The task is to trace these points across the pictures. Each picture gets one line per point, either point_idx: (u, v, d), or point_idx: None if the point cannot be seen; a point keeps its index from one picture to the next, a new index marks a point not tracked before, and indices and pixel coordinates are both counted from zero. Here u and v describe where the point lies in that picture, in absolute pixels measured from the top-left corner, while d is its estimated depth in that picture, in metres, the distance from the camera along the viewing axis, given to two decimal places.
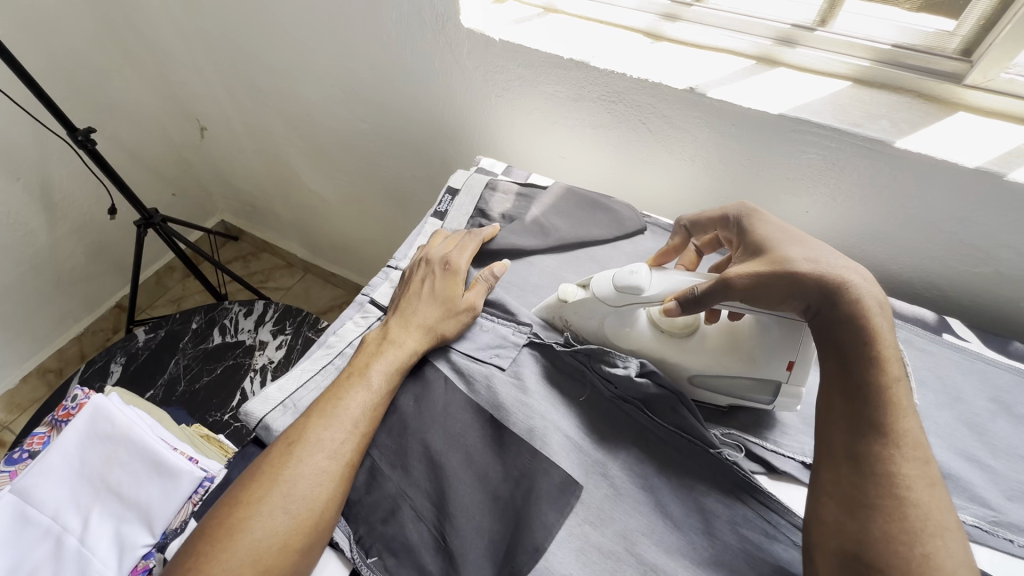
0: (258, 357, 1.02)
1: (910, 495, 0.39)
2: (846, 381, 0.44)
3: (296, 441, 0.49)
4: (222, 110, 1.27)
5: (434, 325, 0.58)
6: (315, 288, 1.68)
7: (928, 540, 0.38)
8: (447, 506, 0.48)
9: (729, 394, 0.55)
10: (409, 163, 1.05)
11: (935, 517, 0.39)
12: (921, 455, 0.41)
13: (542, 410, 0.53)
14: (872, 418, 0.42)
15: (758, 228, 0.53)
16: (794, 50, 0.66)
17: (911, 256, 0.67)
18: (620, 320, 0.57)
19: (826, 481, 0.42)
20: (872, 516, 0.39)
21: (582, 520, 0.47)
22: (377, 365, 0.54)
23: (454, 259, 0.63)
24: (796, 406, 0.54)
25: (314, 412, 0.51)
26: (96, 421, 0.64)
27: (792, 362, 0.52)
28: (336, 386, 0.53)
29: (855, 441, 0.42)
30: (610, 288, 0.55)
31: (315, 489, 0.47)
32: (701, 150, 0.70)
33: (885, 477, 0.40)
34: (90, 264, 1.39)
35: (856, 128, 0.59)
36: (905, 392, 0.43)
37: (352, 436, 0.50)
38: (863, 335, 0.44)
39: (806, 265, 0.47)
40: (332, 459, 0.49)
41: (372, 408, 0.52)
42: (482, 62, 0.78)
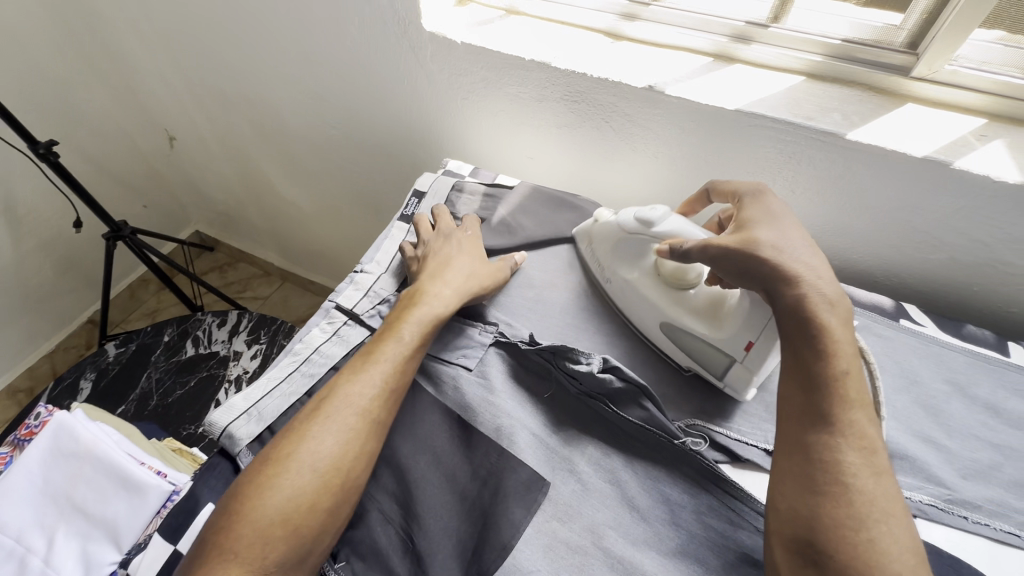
0: (232, 368, 1.01)
1: (855, 482, 0.40)
2: (799, 373, 0.45)
3: (326, 400, 0.50)
4: (190, 120, 1.25)
5: (466, 279, 0.60)
6: (294, 296, 1.67)
7: (874, 525, 0.38)
8: (413, 507, 0.49)
9: (690, 354, 0.57)
10: (380, 168, 1.05)
11: (880, 502, 0.39)
12: (867, 444, 0.42)
13: (508, 409, 0.54)
14: (820, 409, 0.43)
15: (750, 207, 0.53)
16: (749, 46, 0.68)
17: (868, 245, 0.69)
18: (632, 252, 0.62)
19: (779, 469, 0.44)
20: (821, 502, 0.40)
21: (550, 516, 0.47)
22: (410, 321, 0.56)
23: (469, 226, 0.68)
24: (746, 392, 0.54)
25: (346, 370, 0.53)
26: (59, 438, 0.63)
27: (752, 343, 0.52)
28: (370, 343, 0.55)
29: (804, 430, 0.43)
30: (632, 221, 0.60)
31: (344, 442, 0.48)
32: (664, 147, 0.72)
33: (831, 465, 0.41)
34: (58, 280, 1.36)
35: (810, 121, 0.61)
36: (856, 383, 0.44)
37: (381, 391, 0.51)
38: (811, 328, 0.45)
39: (768, 250, 0.48)
40: (359, 416, 0.49)
41: (403, 363, 0.53)
42: (446, 65, 0.78)
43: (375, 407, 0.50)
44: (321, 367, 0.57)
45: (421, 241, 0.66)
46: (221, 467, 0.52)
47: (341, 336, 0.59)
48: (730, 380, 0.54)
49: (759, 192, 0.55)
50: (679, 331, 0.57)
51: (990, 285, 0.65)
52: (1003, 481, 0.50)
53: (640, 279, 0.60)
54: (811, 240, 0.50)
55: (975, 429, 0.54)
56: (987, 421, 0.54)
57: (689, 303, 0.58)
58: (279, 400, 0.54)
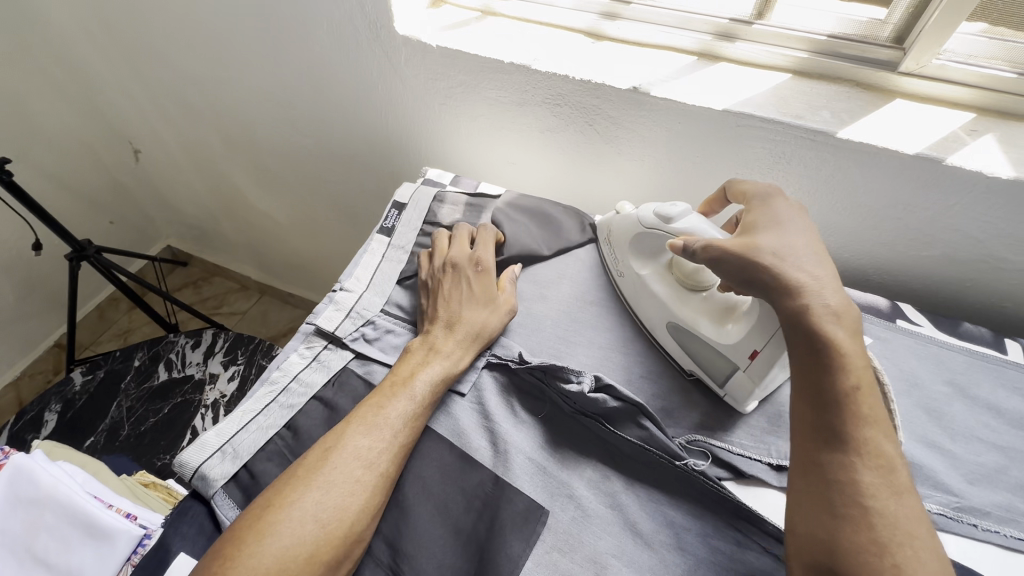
0: (209, 392, 0.96)
1: (876, 504, 0.38)
2: (810, 388, 0.43)
3: (333, 447, 0.47)
4: (156, 131, 1.20)
5: (481, 329, 0.56)
6: (272, 310, 1.61)
7: (898, 550, 0.36)
8: (404, 545, 0.45)
9: (695, 357, 0.55)
10: (357, 176, 1.01)
11: (903, 525, 0.37)
12: (885, 462, 0.40)
13: (505, 433, 0.51)
14: (833, 427, 0.41)
15: (756, 213, 0.51)
16: (733, 44, 0.66)
17: (860, 243, 0.67)
18: (652, 246, 0.60)
19: (794, 490, 0.42)
20: (840, 525, 0.38)
21: (550, 547, 0.44)
22: (423, 374, 0.52)
23: (482, 258, 0.61)
24: (744, 405, 0.52)
25: (353, 417, 0.49)
26: (16, 484, 0.58)
27: (756, 353, 0.50)
28: (377, 393, 0.51)
29: (818, 449, 0.41)
30: (650, 215, 0.58)
31: (348, 499, 0.44)
32: (651, 149, 0.69)
33: (848, 486, 0.39)
34: (20, 303, 1.29)
35: (800, 120, 0.59)
36: (869, 399, 0.41)
37: (391, 447, 0.47)
38: (817, 335, 0.43)
39: (770, 258, 0.46)
40: (368, 470, 0.46)
41: (413, 418, 0.49)
42: (422, 70, 0.75)
43: (383, 461, 0.47)
44: (301, 397, 0.53)
45: (431, 270, 0.61)
46: (193, 511, 0.48)
47: (321, 361, 0.56)
48: (730, 388, 0.52)
49: (770, 198, 0.52)
50: (683, 332, 0.55)
51: (982, 281, 0.64)
52: (1010, 485, 0.49)
53: (653, 274, 0.59)
54: (818, 250, 0.47)
55: (978, 431, 0.52)
56: (989, 423, 0.53)
57: (700, 304, 0.56)
58: (256, 434, 0.51)
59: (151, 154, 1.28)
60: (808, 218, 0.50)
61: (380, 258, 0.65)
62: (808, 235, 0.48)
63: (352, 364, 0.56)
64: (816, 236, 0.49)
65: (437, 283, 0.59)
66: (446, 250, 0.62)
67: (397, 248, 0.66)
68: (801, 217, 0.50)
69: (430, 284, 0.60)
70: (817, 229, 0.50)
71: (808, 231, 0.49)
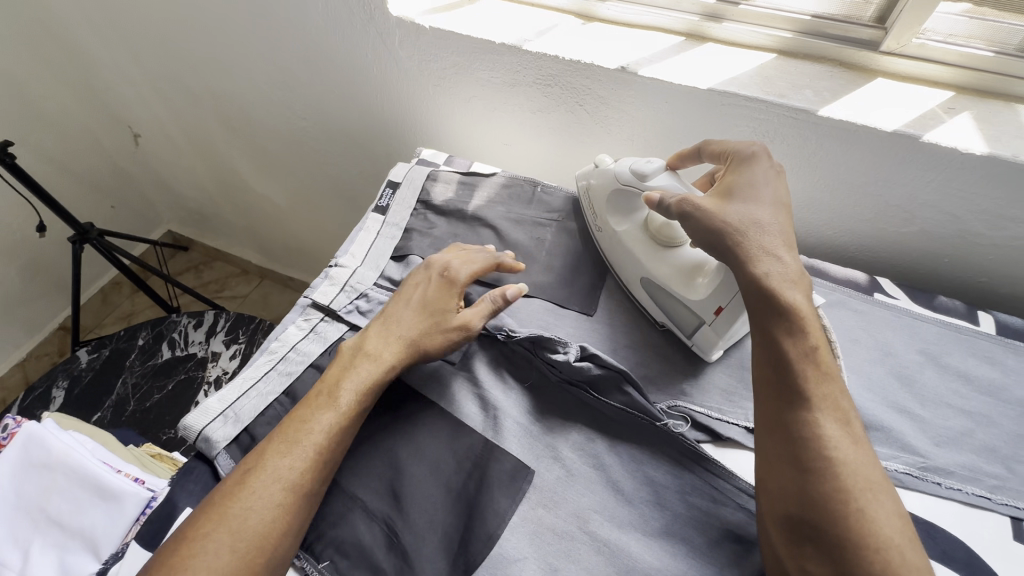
0: (211, 370, 0.99)
1: (838, 454, 0.41)
2: (773, 350, 0.45)
3: (252, 470, 0.46)
4: (155, 114, 1.20)
5: (416, 337, 0.54)
6: (273, 294, 1.64)
7: (860, 495, 0.39)
8: (401, 501, 0.48)
9: (663, 311, 0.58)
10: (353, 158, 1.03)
11: (862, 472, 0.40)
12: (842, 415, 0.43)
13: (497, 400, 0.53)
14: (794, 387, 0.44)
15: (733, 176, 0.53)
16: (720, 25, 0.67)
17: (842, 220, 0.69)
18: (626, 203, 0.61)
19: (765, 447, 0.44)
20: (810, 479, 0.40)
21: (535, 504, 0.47)
22: (350, 382, 0.51)
23: (453, 269, 0.58)
24: (711, 352, 0.55)
25: (275, 435, 0.48)
26: (28, 449, 0.61)
27: (722, 308, 0.52)
28: (304, 405, 0.50)
29: (783, 409, 0.44)
30: (627, 171, 0.59)
31: (268, 520, 0.44)
32: (639, 129, 0.71)
33: (813, 440, 0.42)
34: (26, 286, 1.32)
35: (782, 99, 0.61)
36: (824, 356, 0.45)
37: (313, 464, 0.47)
38: (780, 301, 0.46)
39: (735, 218, 0.49)
40: (290, 486, 0.45)
41: (339, 432, 0.48)
42: (416, 52, 0.76)
43: (304, 482, 0.46)
44: (298, 365, 0.56)
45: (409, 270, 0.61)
46: (198, 470, 0.50)
47: (318, 332, 0.58)
48: (697, 339, 0.56)
49: (750, 161, 0.53)
50: (654, 288, 0.58)
51: (959, 256, 0.66)
52: (974, 447, 0.51)
53: (630, 229, 0.61)
54: (784, 220, 0.50)
55: (947, 396, 0.55)
56: (958, 389, 0.55)
57: (663, 261, 0.58)
58: (256, 400, 0.53)
59: (151, 138, 1.29)
60: (782, 185, 0.52)
61: (375, 235, 0.67)
62: (776, 205, 0.51)
63: (348, 336, 0.58)
64: (784, 205, 0.51)
65: (406, 280, 0.59)
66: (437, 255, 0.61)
67: (391, 226, 0.68)
68: (776, 183, 0.52)
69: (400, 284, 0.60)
70: (784, 196, 0.51)
71: (775, 199, 0.51)
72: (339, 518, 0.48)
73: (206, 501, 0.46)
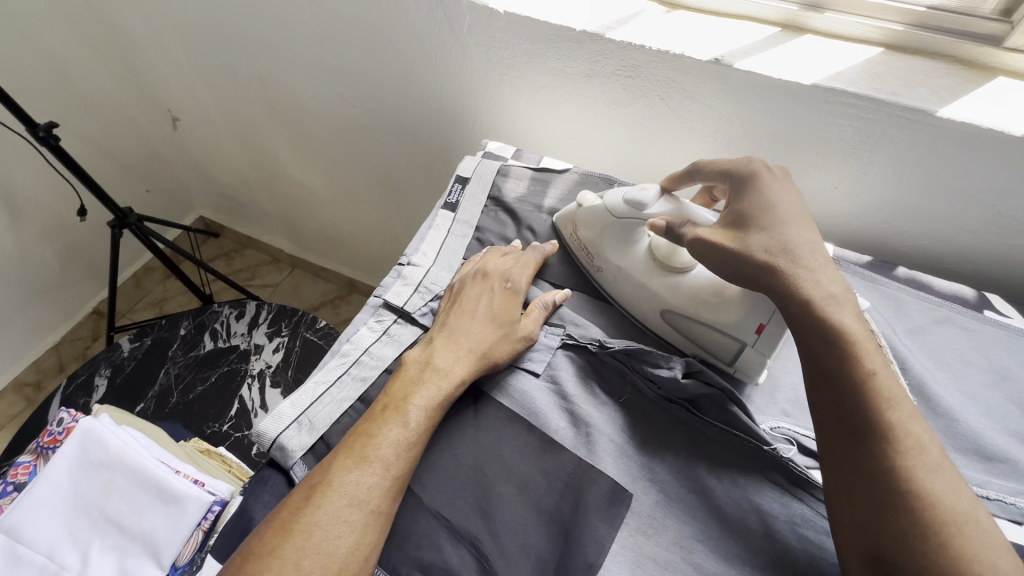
0: (254, 363, 0.96)
1: (915, 487, 0.36)
2: (827, 374, 0.42)
3: (318, 484, 0.42)
4: (196, 98, 1.17)
5: (487, 349, 0.51)
6: (304, 284, 1.61)
7: (944, 531, 0.35)
8: (491, 522, 0.44)
9: (693, 339, 0.54)
10: (402, 149, 0.99)
11: (945, 506, 0.36)
12: (914, 443, 0.38)
13: (588, 416, 0.50)
14: (857, 416, 0.39)
15: (747, 199, 0.50)
16: (822, 15, 0.62)
17: (944, 230, 0.64)
18: (623, 237, 0.57)
19: (831, 482, 0.40)
20: (883, 516, 0.37)
21: (634, 531, 0.44)
22: (418, 398, 0.46)
23: (515, 278, 0.56)
24: (757, 376, 0.52)
25: (341, 448, 0.44)
26: (86, 446, 0.59)
27: (763, 325, 0.50)
28: (368, 420, 0.46)
29: (847, 442, 0.40)
30: (620, 202, 0.56)
31: (339, 544, 0.40)
32: (724, 126, 0.66)
33: (884, 472, 0.37)
34: (63, 269, 1.31)
35: (895, 97, 0.56)
36: (887, 378, 0.40)
37: (385, 481, 0.42)
38: (826, 326, 0.42)
39: (762, 253, 0.46)
40: (357, 509, 0.41)
41: (408, 448, 0.44)
42: (485, 38, 0.72)
43: (379, 501, 0.42)
44: (373, 370, 0.52)
45: (459, 277, 0.57)
46: (273, 480, 0.48)
47: (391, 336, 0.55)
48: (740, 366, 0.52)
49: (752, 177, 0.51)
50: (678, 319, 0.54)
51: None
52: None
53: (635, 264, 0.56)
54: (811, 235, 0.47)
55: None
56: None
57: (683, 286, 0.54)
58: (331, 407, 0.50)
59: (189, 123, 1.27)
60: (796, 194, 0.50)
61: (446, 233, 0.64)
62: (798, 220, 0.48)
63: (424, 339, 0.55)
64: (805, 217, 0.49)
65: (460, 288, 0.55)
66: (489, 260, 0.58)
67: (462, 223, 0.65)
68: (789, 193, 0.50)
69: (450, 292, 0.56)
70: (803, 208, 0.49)
71: (796, 214, 0.49)
72: (424, 538, 0.44)
73: (268, 520, 0.42)
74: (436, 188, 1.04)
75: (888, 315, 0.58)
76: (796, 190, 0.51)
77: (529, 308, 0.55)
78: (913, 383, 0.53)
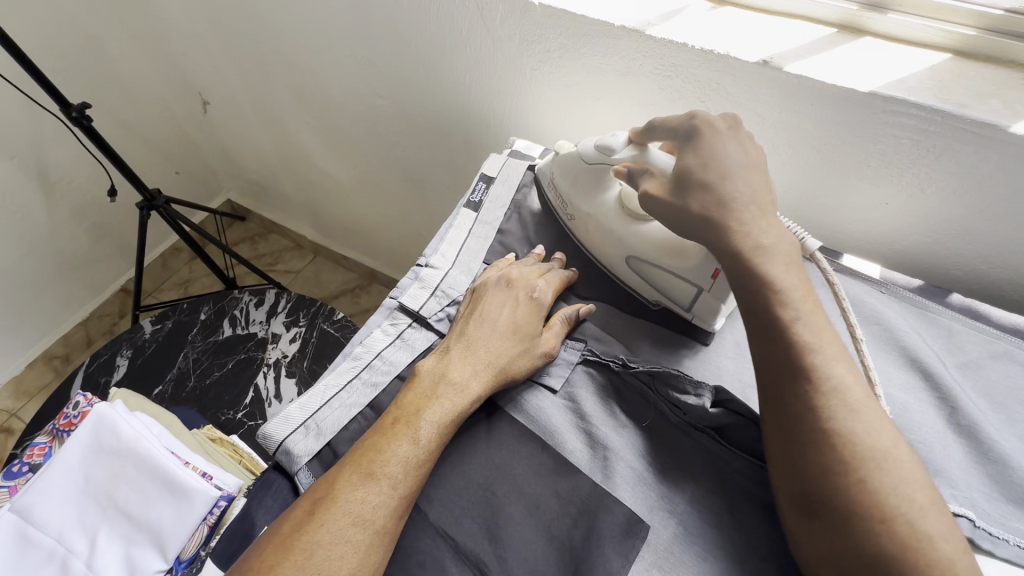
0: (271, 351, 0.96)
1: (832, 425, 0.38)
2: (757, 318, 0.43)
3: (323, 500, 0.41)
4: (224, 82, 1.17)
5: (505, 363, 0.48)
6: (326, 271, 1.62)
7: (861, 466, 0.36)
8: (500, 545, 0.42)
9: (654, 285, 0.56)
10: (428, 143, 0.97)
11: (865, 441, 0.37)
12: (833, 385, 0.39)
13: (606, 438, 0.47)
14: (788, 362, 0.40)
15: (688, 155, 0.47)
16: (884, 16, 0.57)
17: (1006, 255, 0.59)
18: (593, 183, 0.57)
19: (764, 425, 0.41)
20: (806, 455, 0.38)
21: (649, 565, 0.41)
22: (431, 414, 0.45)
23: (540, 290, 0.53)
24: (715, 321, 0.53)
25: (348, 462, 0.43)
26: (99, 432, 0.62)
27: (718, 272, 0.50)
28: (378, 432, 0.44)
29: (775, 385, 0.41)
30: (592, 148, 0.55)
31: (339, 562, 0.38)
32: (769, 133, 0.62)
33: (807, 412, 0.38)
34: (92, 247, 1.34)
35: (965, 109, 0.51)
36: (814, 324, 0.41)
37: (391, 501, 0.41)
38: (760, 278, 0.43)
39: (698, 208, 0.45)
40: (360, 528, 0.40)
41: (418, 466, 0.43)
42: (518, 31, 0.69)
43: (383, 521, 0.40)
44: (384, 375, 0.51)
45: (481, 280, 0.55)
46: (278, 484, 0.46)
47: (405, 340, 0.53)
48: (697, 311, 0.54)
49: (693, 133, 0.48)
50: (644, 266, 0.55)
51: None
52: None
53: (603, 210, 0.57)
54: (752, 188, 0.46)
55: None
56: None
57: (649, 235, 0.54)
58: (340, 412, 0.48)
59: (218, 107, 1.26)
60: (743, 148, 0.48)
61: (466, 234, 0.62)
62: (743, 171, 0.46)
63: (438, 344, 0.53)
64: (752, 169, 0.47)
65: (482, 293, 0.53)
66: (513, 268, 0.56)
67: (484, 225, 0.62)
68: (737, 147, 0.47)
69: (471, 298, 0.54)
70: (751, 159, 0.47)
71: (743, 167, 0.47)
72: (427, 557, 0.42)
73: (268, 533, 0.41)
74: (461, 182, 1.01)
75: (937, 346, 0.54)
76: (747, 140, 0.49)
77: (551, 322, 0.53)
78: (964, 423, 0.48)
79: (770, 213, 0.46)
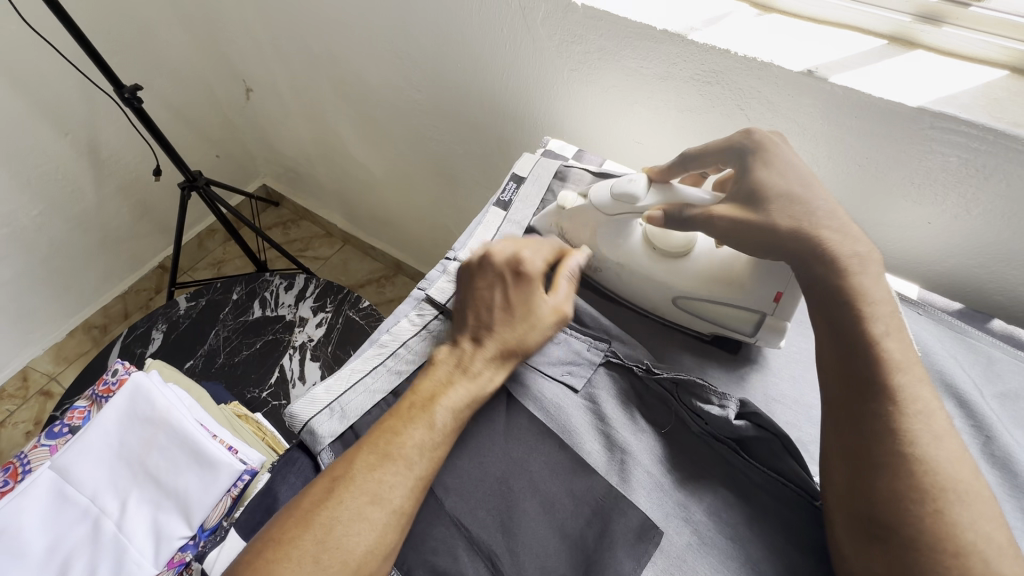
0: (298, 335, 0.98)
1: (917, 449, 0.37)
2: (835, 337, 0.42)
3: (340, 479, 0.42)
4: (266, 67, 1.19)
5: (510, 340, 0.49)
6: (354, 260, 1.65)
7: (939, 496, 0.35)
8: (514, 538, 0.42)
9: (708, 321, 0.54)
10: (462, 138, 0.98)
11: (943, 472, 0.36)
12: (922, 408, 0.38)
13: (624, 441, 0.47)
14: (866, 379, 0.40)
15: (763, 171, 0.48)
16: (939, 29, 0.55)
17: None
18: (616, 235, 0.56)
19: (830, 441, 0.41)
20: (880, 474, 0.37)
21: (660, 571, 0.41)
22: (447, 400, 0.45)
23: (528, 261, 0.52)
24: (778, 342, 0.52)
25: (366, 444, 0.44)
26: (135, 401, 0.65)
27: (781, 293, 0.50)
28: (393, 416, 0.45)
29: (859, 402, 0.40)
30: (609, 199, 0.54)
31: (360, 540, 0.40)
32: (808, 145, 0.61)
33: (890, 434, 0.38)
34: (134, 223, 1.39)
35: (1019, 129, 0.49)
36: (896, 344, 0.41)
37: (408, 484, 0.42)
38: None
39: (784, 220, 0.46)
40: (378, 508, 0.41)
41: (434, 449, 0.44)
42: (558, 31, 0.69)
43: (401, 502, 0.41)
44: (408, 365, 0.52)
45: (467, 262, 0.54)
46: (301, 462, 0.48)
47: (429, 330, 0.54)
48: (761, 336, 0.52)
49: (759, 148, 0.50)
50: (692, 304, 0.54)
51: None
52: None
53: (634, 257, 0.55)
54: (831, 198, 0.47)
55: None
56: None
57: (694, 269, 0.53)
58: (362, 395, 0.50)
59: (261, 95, 1.29)
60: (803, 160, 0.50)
61: (495, 232, 0.62)
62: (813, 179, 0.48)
63: None
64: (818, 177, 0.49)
65: (471, 279, 0.52)
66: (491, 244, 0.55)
67: (513, 223, 0.63)
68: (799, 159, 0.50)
69: (462, 282, 0.53)
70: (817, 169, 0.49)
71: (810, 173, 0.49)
72: (441, 544, 0.43)
73: (287, 507, 0.42)
74: (492, 179, 1.02)
75: (975, 373, 0.52)
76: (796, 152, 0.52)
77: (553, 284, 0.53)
78: (998, 453, 0.47)
79: (835, 226, 0.45)
